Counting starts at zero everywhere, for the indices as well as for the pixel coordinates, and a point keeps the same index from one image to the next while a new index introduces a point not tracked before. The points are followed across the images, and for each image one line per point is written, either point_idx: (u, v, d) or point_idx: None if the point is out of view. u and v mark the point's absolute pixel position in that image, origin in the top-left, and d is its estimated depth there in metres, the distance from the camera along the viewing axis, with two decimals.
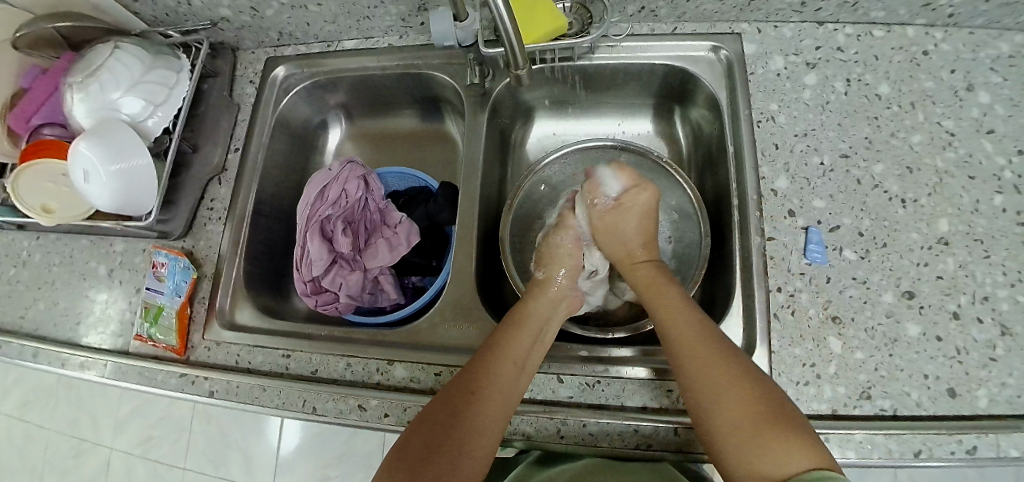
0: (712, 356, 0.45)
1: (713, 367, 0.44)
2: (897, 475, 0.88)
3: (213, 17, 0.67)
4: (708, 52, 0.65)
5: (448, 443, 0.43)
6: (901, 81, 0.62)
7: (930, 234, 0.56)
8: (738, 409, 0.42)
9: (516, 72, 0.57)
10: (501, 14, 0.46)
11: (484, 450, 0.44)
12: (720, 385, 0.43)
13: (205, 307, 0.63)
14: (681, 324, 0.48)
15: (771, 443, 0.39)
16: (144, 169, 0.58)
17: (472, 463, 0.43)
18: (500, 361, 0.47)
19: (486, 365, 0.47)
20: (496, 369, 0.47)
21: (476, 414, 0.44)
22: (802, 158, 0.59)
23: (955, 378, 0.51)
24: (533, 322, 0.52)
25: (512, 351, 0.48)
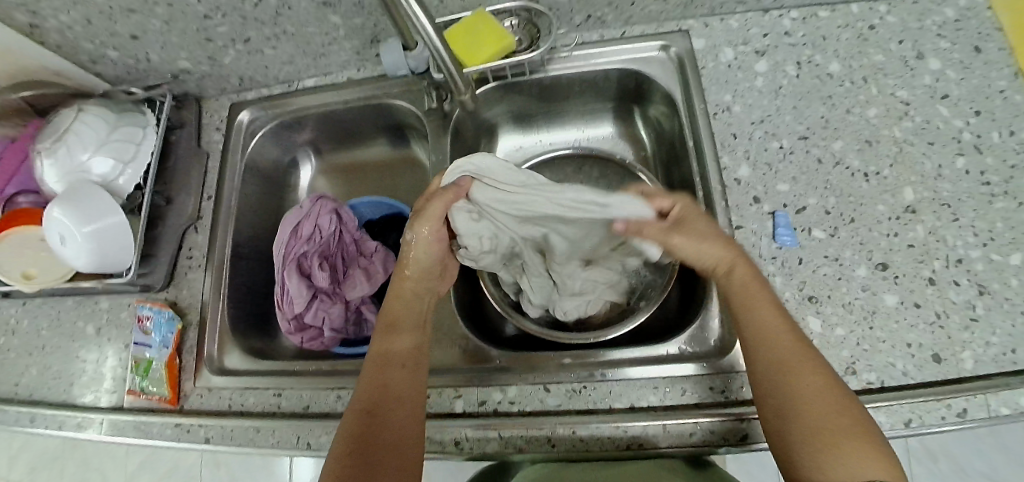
0: (803, 366, 0.42)
1: (812, 383, 0.41)
2: (907, 445, 0.88)
3: (173, 71, 0.68)
4: (659, 51, 0.66)
5: (374, 440, 0.44)
6: (851, 58, 0.63)
7: (897, 204, 0.57)
8: (825, 425, 0.39)
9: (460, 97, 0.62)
10: (433, 42, 0.49)
11: (411, 439, 0.45)
12: (807, 401, 0.41)
13: (194, 354, 0.63)
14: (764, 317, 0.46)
15: (861, 451, 0.38)
16: (119, 227, 0.59)
17: (406, 456, 0.44)
18: (392, 358, 0.49)
19: (378, 349, 0.50)
20: (389, 350, 0.49)
21: (388, 411, 0.45)
22: (762, 144, 0.60)
23: (938, 343, 0.52)
24: (408, 312, 0.53)
25: (391, 347, 0.50)
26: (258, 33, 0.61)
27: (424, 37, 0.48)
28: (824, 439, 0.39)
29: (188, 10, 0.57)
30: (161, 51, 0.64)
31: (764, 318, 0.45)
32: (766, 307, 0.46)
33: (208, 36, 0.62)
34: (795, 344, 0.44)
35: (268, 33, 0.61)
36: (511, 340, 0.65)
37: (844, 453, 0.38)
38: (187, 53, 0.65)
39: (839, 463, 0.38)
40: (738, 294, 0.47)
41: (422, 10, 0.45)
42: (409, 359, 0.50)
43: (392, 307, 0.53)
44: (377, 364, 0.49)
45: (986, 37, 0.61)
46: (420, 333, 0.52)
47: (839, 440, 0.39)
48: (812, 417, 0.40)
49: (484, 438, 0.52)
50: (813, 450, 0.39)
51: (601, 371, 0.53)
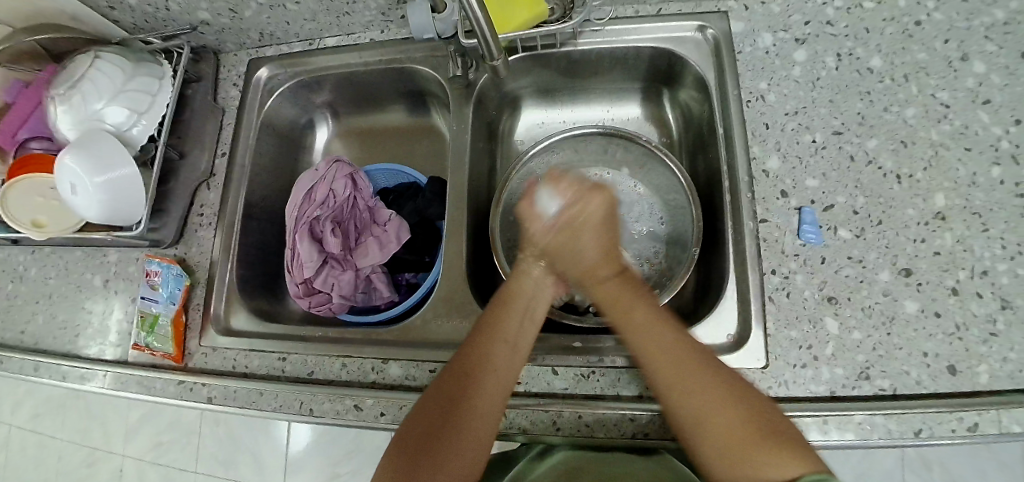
0: (687, 370, 0.42)
1: (704, 388, 0.40)
2: (905, 454, 0.88)
3: (193, 22, 0.67)
4: (695, 32, 0.63)
5: (442, 437, 0.42)
6: (894, 54, 0.60)
7: (927, 209, 0.55)
8: (726, 430, 0.39)
9: (492, 63, 0.58)
10: (471, 4, 0.47)
11: (484, 438, 0.43)
12: (699, 406, 0.40)
13: (200, 313, 0.63)
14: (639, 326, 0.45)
15: (764, 448, 0.37)
16: (131, 179, 0.58)
17: (476, 451, 0.43)
18: (495, 348, 0.46)
19: (476, 351, 0.46)
20: (485, 355, 0.46)
21: (475, 402, 0.44)
22: (794, 137, 0.58)
23: (956, 354, 0.50)
24: (523, 301, 0.50)
25: (501, 332, 0.47)
26: None
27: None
28: (733, 444, 0.38)
29: None
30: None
31: (639, 327, 0.45)
32: (648, 311, 0.46)
33: None
34: (679, 348, 0.43)
35: None
36: None
37: (750, 456, 0.37)
38: (208, 3, 0.63)
39: (761, 466, 0.37)
40: (615, 305, 0.47)
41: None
42: (502, 371, 0.46)
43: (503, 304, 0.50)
44: (471, 360, 0.46)
45: None
46: (522, 339, 0.48)
47: (743, 442, 0.38)
48: (707, 426, 0.39)
49: None
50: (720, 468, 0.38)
51: (612, 357, 0.52)
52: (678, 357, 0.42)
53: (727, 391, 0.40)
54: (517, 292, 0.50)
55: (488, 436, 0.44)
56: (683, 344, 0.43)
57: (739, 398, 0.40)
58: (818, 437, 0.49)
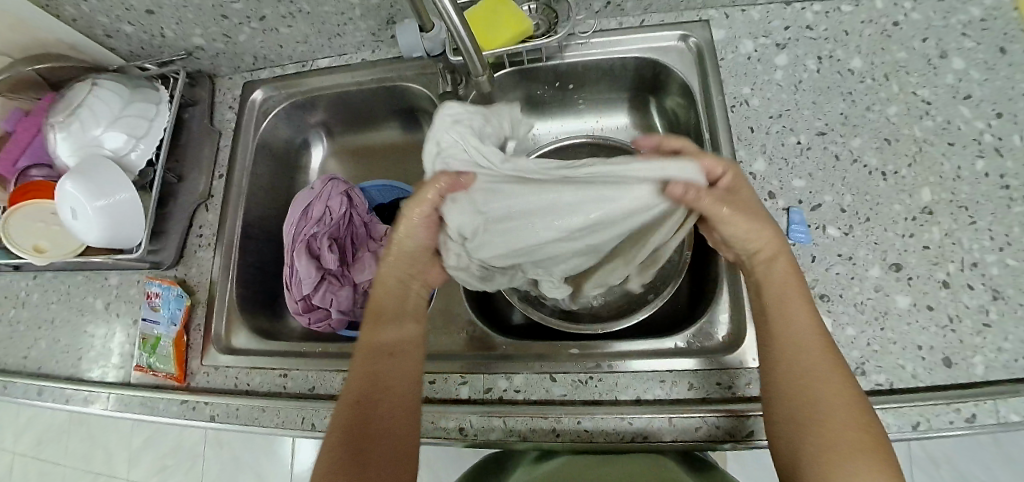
0: (822, 366, 0.42)
1: (839, 392, 0.41)
2: (910, 450, 0.88)
3: (188, 47, 0.68)
4: (678, 41, 0.65)
5: (359, 462, 0.42)
6: (873, 55, 0.62)
7: (914, 204, 0.56)
8: (834, 429, 0.40)
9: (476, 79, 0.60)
10: (456, 25, 0.48)
11: (401, 450, 0.44)
12: (829, 401, 0.41)
13: (201, 332, 0.64)
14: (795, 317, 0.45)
15: (863, 457, 0.38)
16: (130, 202, 0.59)
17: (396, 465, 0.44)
18: (376, 362, 0.47)
19: (362, 370, 0.47)
20: (371, 370, 0.46)
21: (388, 396, 0.46)
22: (779, 139, 0.59)
23: (949, 347, 0.51)
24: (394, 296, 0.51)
25: (378, 342, 0.48)
26: (273, 10, 0.61)
27: (443, 18, 0.47)
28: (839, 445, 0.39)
29: None
30: (177, 27, 0.64)
31: (786, 310, 0.45)
32: (788, 294, 0.45)
33: (224, 13, 0.61)
34: (818, 344, 0.43)
35: (283, 12, 0.61)
36: (519, 328, 0.65)
37: (844, 458, 0.39)
38: (202, 29, 0.64)
39: (845, 469, 0.38)
40: (774, 289, 0.46)
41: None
42: (395, 380, 0.47)
43: (375, 315, 0.50)
44: (361, 379, 0.46)
45: (1012, 37, 0.60)
46: (402, 344, 0.49)
47: (834, 440, 0.40)
48: (823, 433, 0.40)
49: (487, 425, 0.52)
50: (813, 461, 0.40)
51: (609, 363, 0.53)
52: (811, 350, 0.43)
53: (838, 399, 0.41)
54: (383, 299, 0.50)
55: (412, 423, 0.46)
56: (822, 344, 0.43)
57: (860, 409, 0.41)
58: None
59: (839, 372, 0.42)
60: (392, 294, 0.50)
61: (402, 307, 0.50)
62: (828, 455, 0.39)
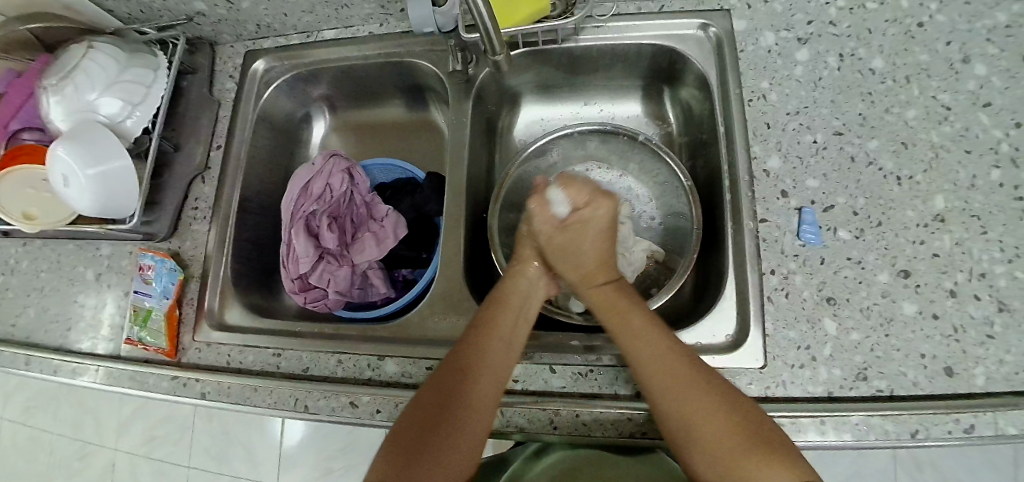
0: (684, 372, 0.44)
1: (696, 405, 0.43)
2: (897, 456, 0.88)
3: (189, 12, 0.65)
4: (697, 30, 0.63)
5: (439, 432, 0.44)
6: (896, 55, 0.60)
7: (927, 211, 0.55)
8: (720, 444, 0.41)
9: (493, 58, 0.58)
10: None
11: (478, 435, 0.45)
12: (688, 408, 0.43)
13: (194, 307, 0.62)
14: (648, 345, 0.46)
15: (754, 459, 0.40)
16: (124, 171, 0.57)
17: (470, 445, 0.45)
18: (489, 344, 0.48)
19: (474, 348, 0.48)
20: (484, 352, 0.48)
21: (470, 394, 0.46)
22: (795, 137, 0.58)
23: (953, 356, 0.51)
24: (517, 301, 0.53)
25: (495, 330, 0.49)
26: None
27: None
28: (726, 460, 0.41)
29: None
30: None
31: (639, 338, 0.47)
32: (644, 331, 0.48)
33: None
34: (673, 358, 0.45)
35: None
36: None
37: (741, 463, 0.40)
38: None
39: (752, 474, 0.40)
40: (611, 312, 0.51)
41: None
42: (499, 365, 0.48)
43: (499, 303, 0.52)
44: (468, 354, 0.48)
45: None
46: (518, 335, 0.51)
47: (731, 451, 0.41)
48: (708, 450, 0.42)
49: None
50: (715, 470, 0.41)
51: (610, 356, 0.52)
52: (669, 364, 0.45)
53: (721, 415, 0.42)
54: (510, 292, 0.53)
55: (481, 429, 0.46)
56: (683, 357, 0.45)
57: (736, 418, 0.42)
58: (815, 437, 0.49)
59: (707, 385, 0.44)
60: (519, 290, 0.54)
61: (529, 306, 0.53)
62: (729, 466, 0.41)
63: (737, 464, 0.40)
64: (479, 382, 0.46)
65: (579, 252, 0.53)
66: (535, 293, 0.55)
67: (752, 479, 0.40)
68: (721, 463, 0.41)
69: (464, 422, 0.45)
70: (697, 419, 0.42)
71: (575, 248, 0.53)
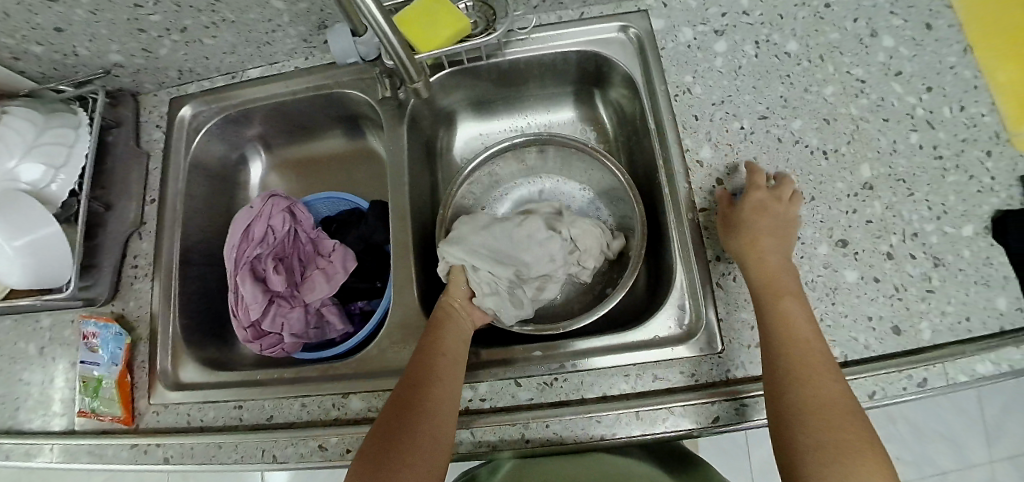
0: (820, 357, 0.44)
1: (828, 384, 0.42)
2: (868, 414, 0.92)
3: (106, 66, 0.63)
4: (618, 33, 0.65)
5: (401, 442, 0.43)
6: (807, 36, 0.63)
7: (855, 181, 0.57)
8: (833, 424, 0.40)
9: (413, 85, 0.59)
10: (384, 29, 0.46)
11: (436, 451, 0.44)
12: (819, 389, 0.42)
13: (146, 370, 0.60)
14: (792, 318, 0.46)
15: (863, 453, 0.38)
16: (54, 237, 0.55)
17: (428, 461, 0.43)
18: (437, 364, 0.49)
19: (425, 367, 0.49)
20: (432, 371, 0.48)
21: (424, 407, 0.45)
22: (723, 125, 0.59)
23: (897, 315, 0.54)
24: (453, 325, 0.54)
25: (440, 350, 0.50)
26: (195, 21, 0.57)
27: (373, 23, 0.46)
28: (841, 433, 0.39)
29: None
30: (90, 44, 0.58)
31: (784, 313, 0.46)
32: (795, 315, 0.46)
33: (141, 27, 0.57)
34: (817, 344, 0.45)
35: (206, 21, 0.58)
36: (481, 335, 0.64)
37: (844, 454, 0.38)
38: (119, 45, 0.59)
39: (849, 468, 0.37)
40: (763, 281, 0.49)
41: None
42: (447, 384, 0.48)
43: (435, 331, 0.53)
44: (420, 373, 0.48)
45: (937, 14, 0.63)
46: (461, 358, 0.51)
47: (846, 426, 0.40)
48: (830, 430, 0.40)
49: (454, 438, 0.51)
50: (817, 456, 0.39)
51: (573, 362, 0.53)
52: (803, 343, 0.44)
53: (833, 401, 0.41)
54: (446, 321, 0.54)
55: (443, 438, 0.45)
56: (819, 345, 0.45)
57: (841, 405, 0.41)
58: None
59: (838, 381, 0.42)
60: (448, 319, 0.55)
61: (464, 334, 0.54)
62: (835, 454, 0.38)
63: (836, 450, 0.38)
64: (431, 398, 0.46)
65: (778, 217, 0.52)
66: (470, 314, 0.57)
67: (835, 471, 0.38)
68: (829, 450, 0.39)
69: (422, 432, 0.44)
70: (818, 400, 0.41)
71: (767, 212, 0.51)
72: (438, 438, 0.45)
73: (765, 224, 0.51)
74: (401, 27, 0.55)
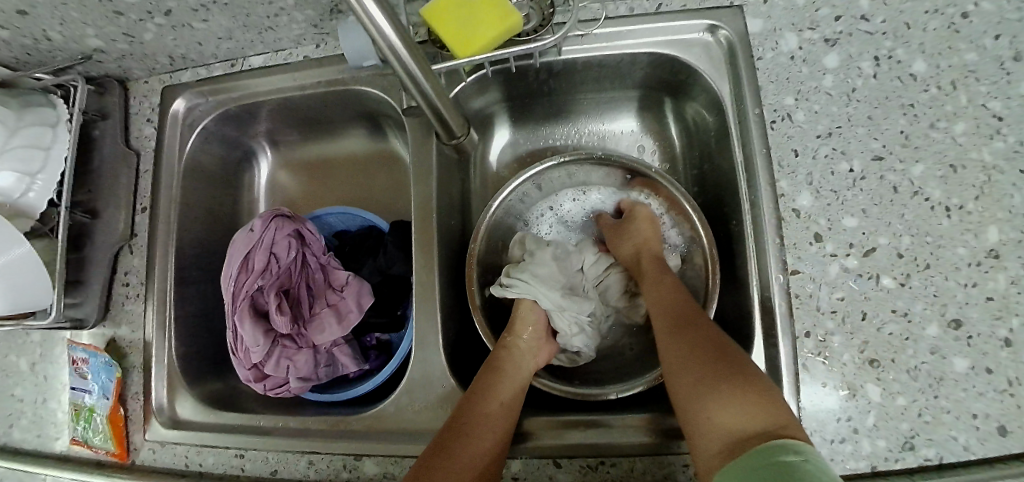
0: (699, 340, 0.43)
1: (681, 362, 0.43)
2: None
3: (84, 51, 0.53)
4: (704, 33, 0.53)
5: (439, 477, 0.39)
6: (939, 55, 0.51)
7: (979, 247, 0.47)
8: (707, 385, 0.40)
9: (451, 142, 0.54)
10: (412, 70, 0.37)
11: None
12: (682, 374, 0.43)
13: (140, 402, 0.54)
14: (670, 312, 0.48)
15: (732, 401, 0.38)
16: (29, 259, 0.47)
17: None
18: (492, 404, 0.45)
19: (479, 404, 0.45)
20: (487, 409, 0.44)
21: (472, 445, 0.41)
22: (828, 165, 0.49)
23: (1008, 414, 0.45)
24: (512, 366, 0.50)
25: (497, 388, 0.46)
26: (180, 3, 0.47)
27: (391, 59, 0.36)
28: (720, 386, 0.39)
29: None
30: (63, 29, 0.48)
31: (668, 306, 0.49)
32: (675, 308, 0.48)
33: (117, 9, 0.47)
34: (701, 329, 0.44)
35: (193, 4, 0.47)
36: None
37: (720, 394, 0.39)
38: (95, 30, 0.49)
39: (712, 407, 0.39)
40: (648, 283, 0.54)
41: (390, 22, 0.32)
42: (501, 426, 0.44)
43: (495, 369, 0.48)
44: (472, 410, 0.44)
45: None
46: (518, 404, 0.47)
47: (708, 378, 0.40)
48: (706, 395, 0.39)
49: None
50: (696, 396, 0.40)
51: (621, 443, 0.46)
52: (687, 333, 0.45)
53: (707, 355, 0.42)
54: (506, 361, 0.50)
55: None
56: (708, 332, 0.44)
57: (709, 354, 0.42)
58: None
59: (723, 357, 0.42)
60: (513, 361, 0.50)
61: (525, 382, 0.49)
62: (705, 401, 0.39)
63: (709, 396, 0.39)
64: (481, 439, 0.42)
65: (631, 230, 0.58)
66: (534, 359, 0.52)
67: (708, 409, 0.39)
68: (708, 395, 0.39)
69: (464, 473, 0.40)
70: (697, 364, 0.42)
71: (631, 230, 0.58)
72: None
73: (625, 244, 0.58)
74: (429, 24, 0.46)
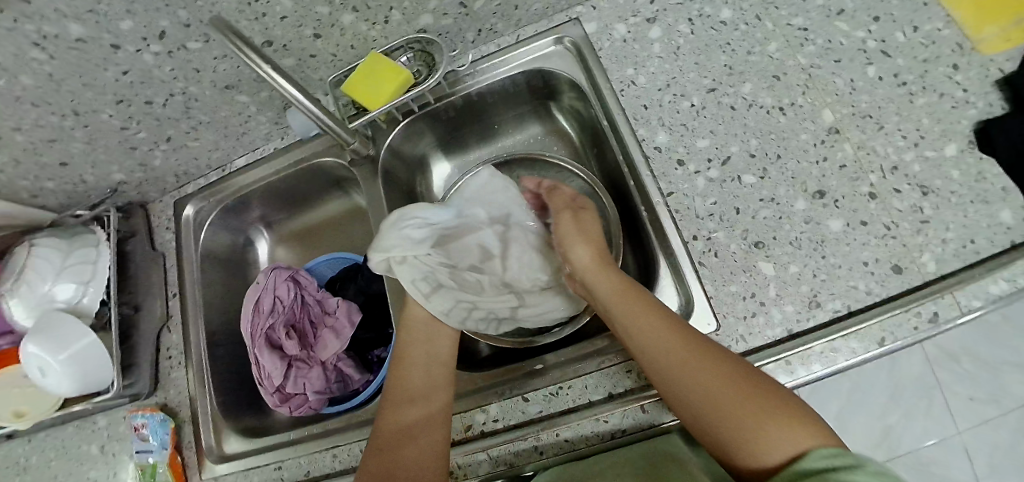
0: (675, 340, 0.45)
1: (655, 330, 0.46)
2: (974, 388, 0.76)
3: (111, 185, 0.70)
4: (555, 46, 0.67)
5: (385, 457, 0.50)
6: (740, 1, 0.63)
7: (819, 128, 0.56)
8: (718, 400, 0.41)
9: (350, 146, 0.65)
10: (294, 94, 0.51)
11: (423, 448, 0.50)
12: (685, 376, 0.43)
13: (194, 448, 0.64)
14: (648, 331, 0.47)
15: (776, 419, 0.39)
16: (92, 346, 0.61)
17: (419, 460, 0.49)
18: (408, 381, 0.55)
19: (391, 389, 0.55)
20: (401, 386, 0.55)
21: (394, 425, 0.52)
22: (673, 107, 0.60)
23: (894, 254, 0.50)
24: (418, 350, 0.58)
25: (403, 367, 0.57)
26: (176, 129, 0.64)
27: (277, 88, 0.50)
28: (745, 418, 0.40)
29: (104, 126, 0.60)
30: (94, 169, 0.66)
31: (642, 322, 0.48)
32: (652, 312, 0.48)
33: (132, 145, 0.64)
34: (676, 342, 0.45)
35: (186, 127, 0.65)
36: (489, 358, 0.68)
37: (764, 421, 0.39)
38: (118, 165, 0.67)
39: (769, 433, 0.38)
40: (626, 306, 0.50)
41: (280, 72, 0.49)
42: (421, 394, 0.54)
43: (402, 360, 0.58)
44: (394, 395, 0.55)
45: None
46: (436, 367, 0.57)
47: (694, 369, 0.43)
48: (694, 373, 0.43)
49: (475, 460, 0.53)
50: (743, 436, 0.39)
51: (574, 369, 0.54)
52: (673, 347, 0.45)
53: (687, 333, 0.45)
54: (402, 348, 0.58)
55: (433, 438, 0.50)
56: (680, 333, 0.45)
57: (682, 327, 0.46)
58: (785, 378, 0.49)
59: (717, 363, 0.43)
60: (411, 346, 0.58)
61: (433, 351, 0.58)
62: (745, 431, 0.39)
63: (746, 430, 0.39)
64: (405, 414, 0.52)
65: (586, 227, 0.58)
66: (439, 330, 0.60)
67: (765, 437, 0.38)
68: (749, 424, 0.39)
69: (397, 450, 0.50)
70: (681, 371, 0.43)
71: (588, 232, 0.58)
72: (423, 439, 0.50)
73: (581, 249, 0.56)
74: (365, 67, 0.60)
